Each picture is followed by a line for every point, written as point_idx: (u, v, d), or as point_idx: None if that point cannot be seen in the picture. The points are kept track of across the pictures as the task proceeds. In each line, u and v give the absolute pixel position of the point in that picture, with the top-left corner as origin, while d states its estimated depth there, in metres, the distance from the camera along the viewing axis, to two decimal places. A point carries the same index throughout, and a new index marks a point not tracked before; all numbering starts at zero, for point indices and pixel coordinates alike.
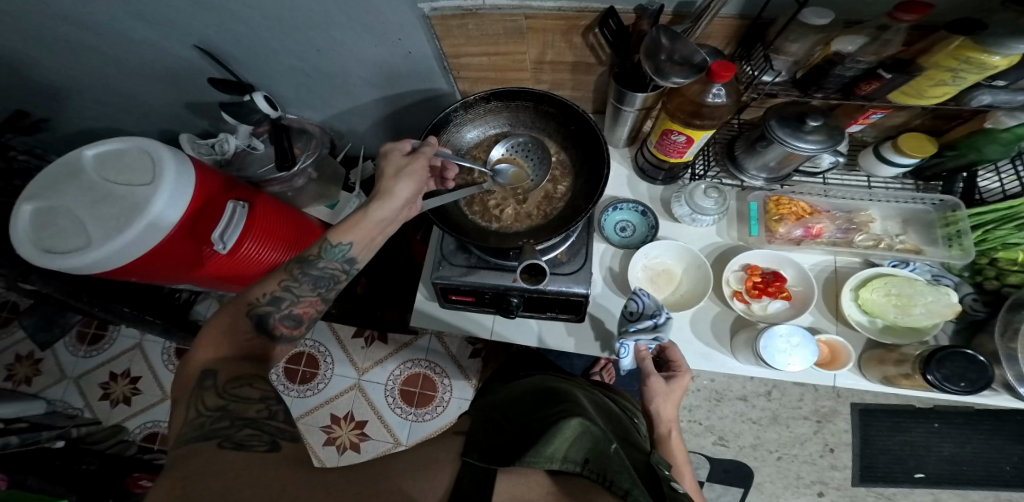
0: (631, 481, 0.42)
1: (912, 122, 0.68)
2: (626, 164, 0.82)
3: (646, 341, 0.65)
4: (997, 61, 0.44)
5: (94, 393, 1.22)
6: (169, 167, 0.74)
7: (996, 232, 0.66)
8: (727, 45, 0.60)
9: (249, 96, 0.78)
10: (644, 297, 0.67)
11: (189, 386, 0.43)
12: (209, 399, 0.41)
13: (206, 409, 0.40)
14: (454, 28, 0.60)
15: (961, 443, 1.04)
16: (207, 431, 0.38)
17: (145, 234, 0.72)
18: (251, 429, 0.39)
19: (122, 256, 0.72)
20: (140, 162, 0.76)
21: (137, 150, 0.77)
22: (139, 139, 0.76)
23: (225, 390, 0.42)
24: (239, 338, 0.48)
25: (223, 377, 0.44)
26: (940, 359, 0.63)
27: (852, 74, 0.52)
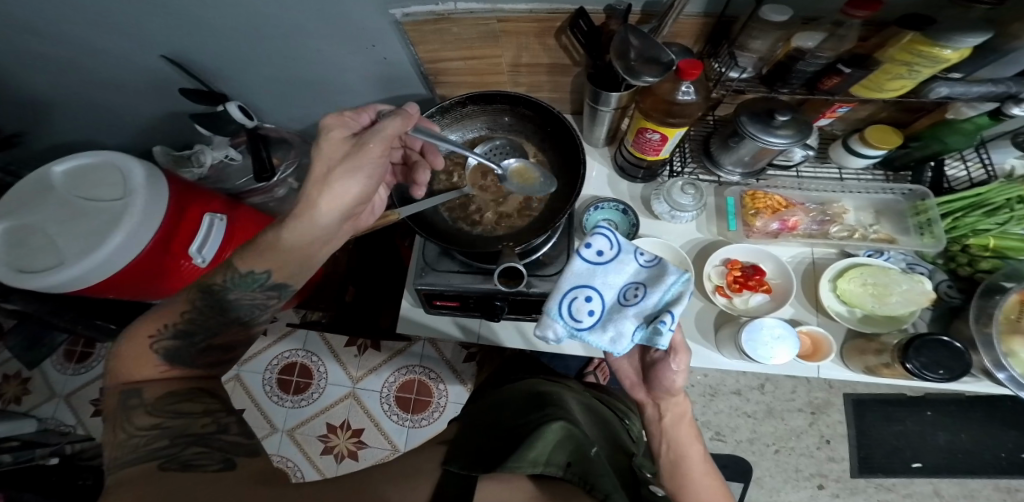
0: (612, 484, 0.41)
1: (880, 115, 0.69)
2: (607, 163, 0.83)
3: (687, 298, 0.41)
4: (948, 54, 0.45)
5: (85, 410, 1.21)
6: (145, 179, 0.76)
7: (966, 218, 0.67)
8: (695, 44, 0.61)
9: (221, 105, 0.77)
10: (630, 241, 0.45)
11: (114, 406, 0.43)
12: (141, 417, 0.42)
13: (137, 428, 0.41)
14: (428, 34, 0.60)
15: (954, 431, 1.04)
16: (145, 450, 0.39)
17: (126, 243, 0.72)
18: (197, 445, 0.40)
19: (100, 271, 0.72)
20: (111, 177, 0.78)
21: (108, 165, 0.78)
22: (109, 153, 0.78)
23: (160, 408, 0.43)
24: (150, 362, 0.47)
25: (150, 394, 0.44)
26: (918, 347, 0.63)
27: (814, 69, 0.53)
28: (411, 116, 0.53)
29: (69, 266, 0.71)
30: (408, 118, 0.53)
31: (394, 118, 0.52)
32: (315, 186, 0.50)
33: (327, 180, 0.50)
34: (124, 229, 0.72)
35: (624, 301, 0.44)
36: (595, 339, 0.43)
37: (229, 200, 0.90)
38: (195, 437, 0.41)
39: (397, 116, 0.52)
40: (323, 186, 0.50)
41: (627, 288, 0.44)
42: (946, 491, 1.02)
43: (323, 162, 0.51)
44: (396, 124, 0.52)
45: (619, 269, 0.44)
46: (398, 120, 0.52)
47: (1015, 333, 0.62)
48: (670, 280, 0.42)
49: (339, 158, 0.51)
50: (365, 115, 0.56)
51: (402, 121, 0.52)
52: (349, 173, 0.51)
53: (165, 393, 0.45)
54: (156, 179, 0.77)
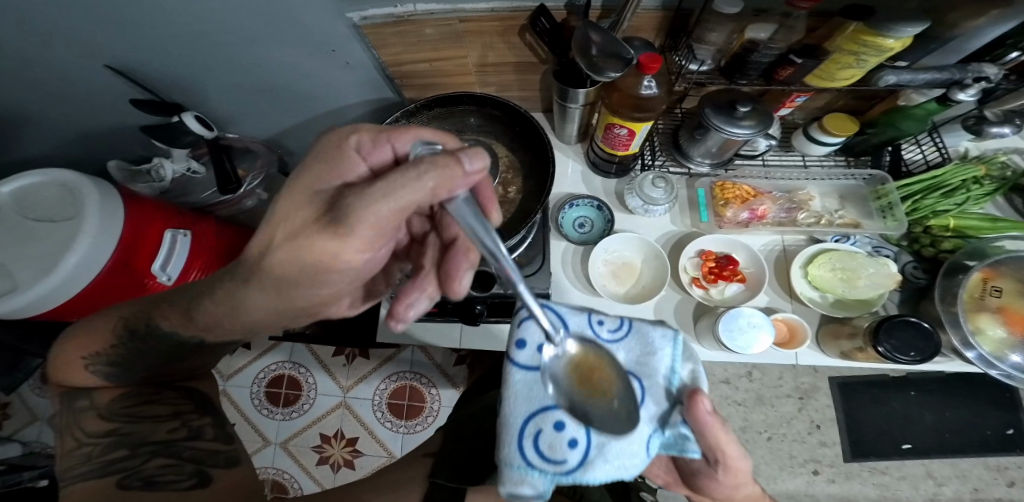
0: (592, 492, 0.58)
1: (836, 103, 0.70)
2: (580, 160, 0.83)
3: (669, 380, 0.45)
4: (891, 43, 0.47)
5: None
6: (94, 194, 0.77)
7: (925, 201, 0.69)
8: (657, 37, 0.61)
9: (178, 117, 0.79)
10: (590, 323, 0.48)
11: (65, 413, 0.47)
12: (91, 423, 0.47)
13: (88, 437, 0.46)
14: (390, 36, 0.60)
15: (939, 411, 1.01)
16: (100, 462, 0.44)
17: (81, 262, 0.74)
18: (160, 456, 0.45)
19: (61, 291, 0.74)
20: (64, 196, 0.80)
21: (60, 184, 0.81)
22: (58, 172, 0.80)
23: (116, 412, 0.48)
24: (81, 371, 0.49)
25: (101, 397, 0.49)
26: (888, 330, 0.63)
27: (768, 60, 0.55)
28: (453, 180, 0.34)
29: (28, 290, 0.73)
30: (447, 180, 0.34)
31: (428, 170, 0.33)
32: (289, 235, 0.38)
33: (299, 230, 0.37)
34: (78, 248, 0.74)
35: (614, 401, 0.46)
36: (593, 471, 0.42)
37: (195, 215, 0.95)
38: (160, 446, 0.46)
39: (429, 173, 0.33)
40: (292, 238, 0.37)
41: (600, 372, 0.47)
42: (937, 472, 1.00)
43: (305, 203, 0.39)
44: (424, 188, 0.34)
45: (596, 374, 0.46)
46: (431, 179, 0.34)
47: (980, 311, 0.63)
48: (662, 352, 0.46)
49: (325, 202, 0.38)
50: (383, 152, 0.42)
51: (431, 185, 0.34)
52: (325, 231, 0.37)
53: (118, 393, 0.50)
54: (108, 193, 0.79)
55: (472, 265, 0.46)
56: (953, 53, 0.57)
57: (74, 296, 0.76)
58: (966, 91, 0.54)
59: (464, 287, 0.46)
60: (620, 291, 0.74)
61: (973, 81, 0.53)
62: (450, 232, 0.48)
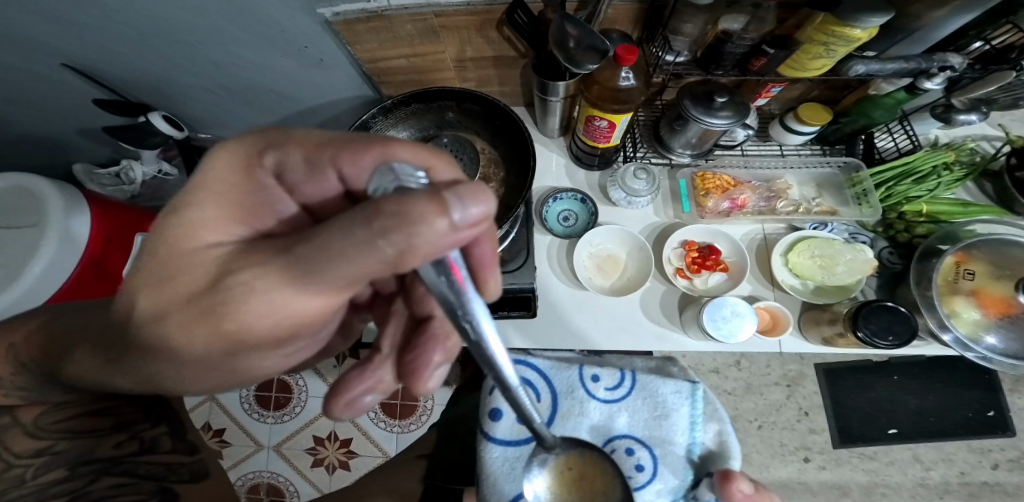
0: None
1: (810, 93, 0.71)
2: (563, 153, 0.83)
3: (680, 448, 0.64)
4: (859, 34, 0.47)
5: None
6: (59, 203, 0.78)
7: (898, 187, 0.70)
8: (633, 29, 0.62)
9: (145, 116, 0.80)
10: (609, 388, 0.66)
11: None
12: (20, 442, 0.46)
13: (19, 457, 0.45)
14: (363, 33, 0.60)
15: (922, 395, 1.03)
16: (38, 485, 0.45)
17: (47, 271, 0.76)
18: (110, 474, 0.49)
19: (25, 302, 0.74)
20: (25, 200, 0.80)
21: (22, 189, 0.80)
22: (23, 178, 0.80)
23: (46, 427, 0.48)
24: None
25: (24, 413, 0.47)
26: (866, 315, 0.64)
27: (742, 51, 0.55)
28: (432, 247, 0.26)
29: None
30: (424, 249, 0.26)
31: (396, 239, 0.25)
32: (219, 298, 0.31)
33: (231, 295, 0.31)
34: (43, 257, 0.75)
35: (619, 455, 0.64)
36: None
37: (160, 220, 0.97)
38: (109, 463, 0.50)
39: (392, 238, 0.25)
40: (223, 303, 0.31)
41: (595, 423, 0.65)
42: (923, 455, 1.01)
43: (246, 251, 0.33)
44: (389, 256, 0.26)
45: (623, 442, 0.64)
46: (398, 247, 0.26)
47: (954, 294, 0.64)
48: (678, 411, 0.65)
49: (265, 257, 0.31)
50: (328, 173, 0.37)
51: (399, 252, 0.26)
52: (267, 297, 0.31)
53: (44, 408, 0.48)
54: (74, 202, 0.80)
55: (443, 362, 0.43)
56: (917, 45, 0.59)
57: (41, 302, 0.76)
58: (933, 80, 0.55)
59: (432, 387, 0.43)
60: (605, 284, 0.75)
61: (938, 70, 0.54)
62: (425, 309, 0.44)
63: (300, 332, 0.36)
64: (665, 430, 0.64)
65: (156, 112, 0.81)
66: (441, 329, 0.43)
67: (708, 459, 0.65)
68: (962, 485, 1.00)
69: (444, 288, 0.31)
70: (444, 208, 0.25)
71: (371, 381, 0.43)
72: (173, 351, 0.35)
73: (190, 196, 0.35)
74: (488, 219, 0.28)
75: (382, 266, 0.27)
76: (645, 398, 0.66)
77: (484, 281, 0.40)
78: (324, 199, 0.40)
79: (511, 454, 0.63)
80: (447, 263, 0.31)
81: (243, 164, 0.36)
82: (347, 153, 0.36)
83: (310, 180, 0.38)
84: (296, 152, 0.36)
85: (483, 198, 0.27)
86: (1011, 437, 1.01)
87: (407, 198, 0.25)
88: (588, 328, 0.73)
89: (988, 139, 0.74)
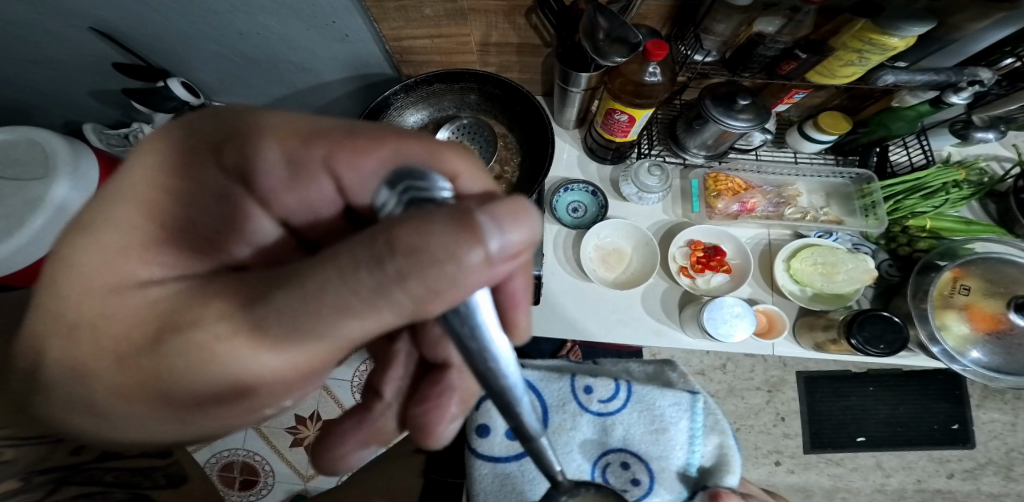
0: None
1: (830, 102, 0.73)
2: (576, 145, 0.83)
3: (676, 462, 0.68)
4: (896, 42, 0.49)
5: None
6: (70, 159, 0.76)
7: (905, 201, 0.72)
8: (663, 26, 0.62)
9: (163, 81, 0.76)
10: (599, 403, 0.71)
11: None
12: None
13: None
14: (391, 11, 0.59)
15: (894, 405, 1.07)
16: None
17: (42, 230, 0.74)
18: (73, 483, 0.50)
19: (18, 259, 0.74)
20: (29, 153, 0.78)
21: (27, 142, 0.78)
22: (27, 130, 0.78)
23: None
24: None
25: None
26: (861, 323, 0.66)
27: (773, 54, 0.56)
28: (461, 284, 0.23)
29: None
30: (451, 290, 0.23)
31: (415, 284, 0.23)
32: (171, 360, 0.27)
33: (189, 356, 0.27)
34: (38, 214, 0.73)
35: (615, 469, 0.68)
36: None
37: None
38: (68, 471, 0.50)
39: (412, 287, 0.23)
40: (182, 366, 0.27)
41: (587, 436, 0.70)
42: (887, 463, 1.06)
43: (227, 282, 0.28)
44: (406, 305, 0.24)
45: (617, 455, 0.69)
46: (419, 290, 0.23)
47: (948, 308, 0.67)
48: (671, 427, 0.69)
49: (227, 298, 0.27)
50: (319, 177, 0.34)
51: (417, 298, 0.24)
52: (237, 358, 0.27)
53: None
54: (85, 161, 0.79)
55: (458, 414, 0.42)
56: (953, 57, 0.58)
57: (35, 260, 0.76)
58: (960, 94, 0.57)
59: (445, 438, 0.42)
60: (611, 277, 0.76)
61: (967, 84, 0.57)
62: (440, 355, 0.41)
63: (290, 384, 0.32)
64: (663, 445, 0.68)
65: (174, 78, 0.78)
66: (459, 381, 0.41)
67: (707, 472, 0.69)
68: (917, 492, 1.05)
69: (469, 331, 0.28)
70: (477, 235, 0.22)
71: (367, 433, 0.43)
72: (117, 413, 0.30)
73: (111, 214, 0.30)
74: (528, 246, 0.25)
75: (396, 314, 0.25)
76: (641, 411, 0.70)
77: (514, 322, 0.38)
78: (311, 207, 0.37)
79: (500, 470, 0.68)
80: (474, 303, 0.28)
81: (198, 166, 0.32)
82: (345, 154, 0.33)
83: (295, 187, 0.35)
84: (275, 149, 0.33)
85: (525, 217, 0.24)
86: (970, 449, 1.06)
87: (425, 225, 0.22)
88: (592, 320, 0.73)
89: (998, 160, 0.77)
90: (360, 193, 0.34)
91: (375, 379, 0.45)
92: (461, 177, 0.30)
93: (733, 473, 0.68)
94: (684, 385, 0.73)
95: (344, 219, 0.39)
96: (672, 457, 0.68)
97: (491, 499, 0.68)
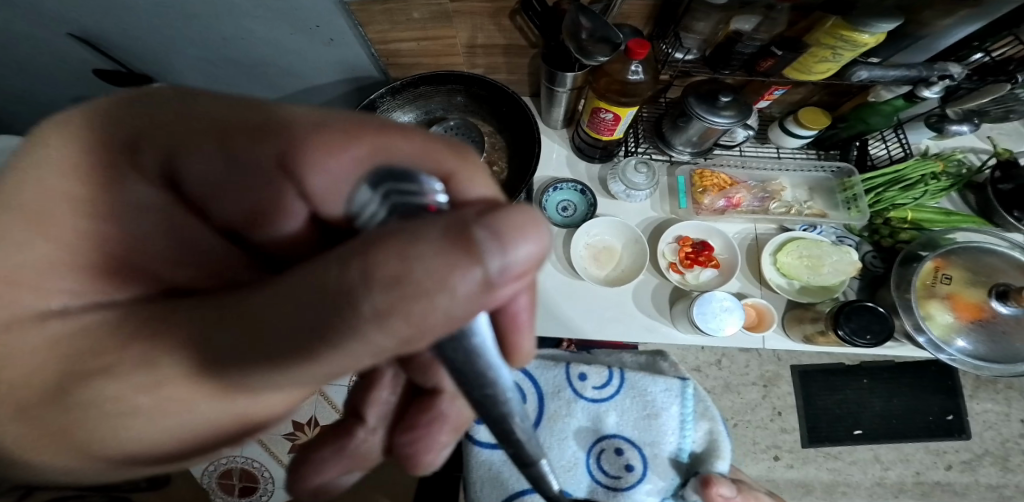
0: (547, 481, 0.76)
1: (811, 98, 0.74)
2: (564, 144, 0.84)
3: (668, 449, 0.70)
4: (867, 38, 0.50)
5: None
6: None
7: (886, 193, 0.74)
8: (645, 26, 0.63)
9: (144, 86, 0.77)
10: (593, 390, 0.72)
11: None
12: None
13: None
14: (377, 14, 0.60)
15: (888, 397, 1.08)
16: None
17: None
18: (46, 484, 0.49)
19: None
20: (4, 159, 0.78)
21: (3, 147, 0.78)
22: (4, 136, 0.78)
23: None
24: None
25: None
26: (848, 314, 0.67)
27: (750, 51, 0.58)
28: (455, 315, 0.21)
29: None
30: (443, 322, 0.21)
31: (401, 319, 0.21)
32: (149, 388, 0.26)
33: (150, 384, 0.26)
34: None
35: (609, 455, 0.70)
36: None
37: None
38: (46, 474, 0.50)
39: (398, 322, 0.21)
40: (159, 394, 0.27)
41: (581, 422, 0.72)
42: (884, 456, 1.07)
43: (190, 307, 0.27)
44: (390, 341, 0.22)
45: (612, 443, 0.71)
46: (405, 327, 0.21)
47: (931, 297, 0.68)
48: (664, 413, 0.71)
49: (199, 325, 0.26)
50: (281, 183, 0.29)
51: (406, 334, 0.22)
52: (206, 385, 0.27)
53: None
54: None
55: (448, 441, 0.42)
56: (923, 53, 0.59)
57: None
58: (932, 89, 0.58)
59: (435, 462, 0.43)
60: (601, 275, 0.76)
61: (937, 79, 0.58)
62: (431, 382, 0.40)
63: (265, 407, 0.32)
64: (654, 431, 0.71)
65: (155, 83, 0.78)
66: (450, 409, 0.41)
67: (699, 458, 0.71)
68: (916, 485, 1.06)
69: (463, 357, 0.27)
70: (475, 255, 0.19)
71: (350, 461, 0.42)
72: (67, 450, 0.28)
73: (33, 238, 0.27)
74: (534, 264, 0.22)
75: (380, 350, 0.23)
76: (634, 397, 0.71)
77: (516, 347, 0.36)
78: (266, 215, 0.31)
79: (494, 459, 0.69)
80: (478, 325, 0.26)
81: (147, 179, 0.29)
82: (313, 152, 0.28)
83: (253, 190, 0.30)
84: (217, 145, 0.28)
85: (534, 231, 0.21)
86: (966, 440, 1.07)
87: (411, 249, 0.19)
88: (583, 318, 0.74)
89: (976, 152, 0.78)
90: (327, 201, 0.29)
91: (359, 401, 0.44)
92: (461, 181, 0.28)
93: (724, 460, 0.70)
94: (676, 373, 0.74)
95: (315, 230, 0.32)
96: (667, 445, 0.70)
97: (485, 487, 0.69)
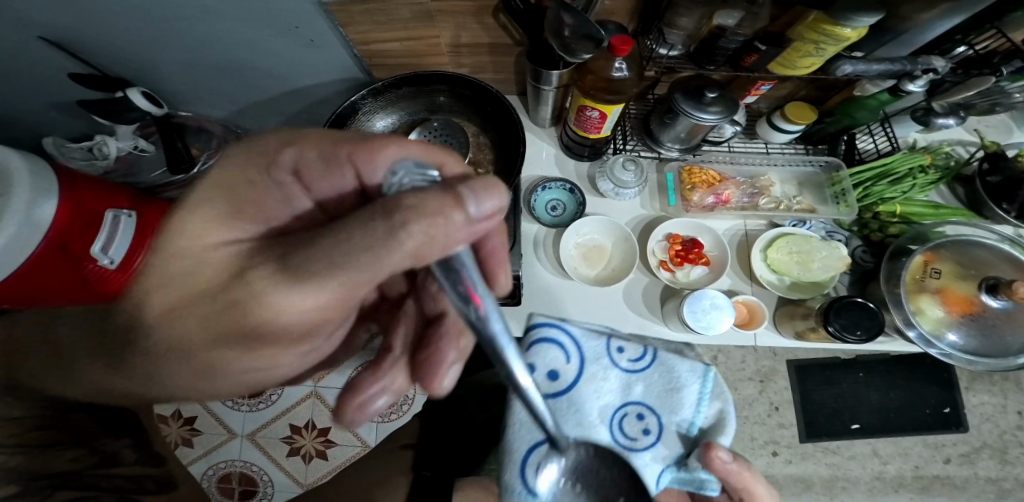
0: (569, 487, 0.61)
1: (798, 93, 0.74)
2: (552, 142, 0.83)
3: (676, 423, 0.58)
4: (849, 32, 0.49)
5: None
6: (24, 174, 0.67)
7: (875, 187, 0.73)
8: (629, 22, 0.63)
9: (121, 92, 0.75)
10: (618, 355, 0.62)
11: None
12: None
13: None
14: (357, 14, 0.59)
15: (885, 391, 1.07)
16: None
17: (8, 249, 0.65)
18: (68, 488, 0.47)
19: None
20: None
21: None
22: None
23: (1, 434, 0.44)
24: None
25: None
26: (838, 310, 0.66)
27: (734, 47, 0.56)
28: (451, 237, 0.27)
29: None
30: (444, 239, 0.27)
31: (417, 230, 0.26)
32: (241, 317, 0.31)
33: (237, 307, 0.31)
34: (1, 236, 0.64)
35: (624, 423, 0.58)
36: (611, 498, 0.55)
37: (142, 197, 0.85)
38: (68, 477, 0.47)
39: (415, 229, 0.26)
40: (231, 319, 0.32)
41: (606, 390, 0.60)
42: (882, 450, 1.06)
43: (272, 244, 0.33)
44: (407, 254, 0.27)
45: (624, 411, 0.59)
46: (416, 241, 0.26)
47: (921, 292, 0.67)
48: (692, 385, 0.59)
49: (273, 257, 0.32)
50: (344, 168, 0.39)
51: (416, 250, 0.27)
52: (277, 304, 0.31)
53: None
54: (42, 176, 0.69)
55: (456, 360, 0.43)
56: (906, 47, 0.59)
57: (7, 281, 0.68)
58: (915, 82, 0.58)
59: (445, 387, 0.43)
60: (591, 274, 0.75)
61: (921, 73, 0.57)
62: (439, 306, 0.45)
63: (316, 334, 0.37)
64: (674, 401, 0.59)
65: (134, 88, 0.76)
66: (453, 325, 0.43)
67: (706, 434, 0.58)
68: (915, 479, 1.06)
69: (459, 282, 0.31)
70: (459, 202, 0.27)
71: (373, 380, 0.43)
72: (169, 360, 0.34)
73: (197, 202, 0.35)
74: (500, 211, 0.30)
75: (397, 264, 0.28)
76: (662, 370, 0.61)
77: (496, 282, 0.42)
78: (335, 194, 0.42)
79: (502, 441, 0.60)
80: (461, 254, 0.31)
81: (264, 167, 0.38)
82: (363, 150, 0.38)
83: (325, 176, 0.40)
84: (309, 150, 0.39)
85: (496, 192, 0.29)
86: (964, 433, 1.07)
87: (422, 194, 0.27)
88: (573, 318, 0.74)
89: (963, 145, 0.78)
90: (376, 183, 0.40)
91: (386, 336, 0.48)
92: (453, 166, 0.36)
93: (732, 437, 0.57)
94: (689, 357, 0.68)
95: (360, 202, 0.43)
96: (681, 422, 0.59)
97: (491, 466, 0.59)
